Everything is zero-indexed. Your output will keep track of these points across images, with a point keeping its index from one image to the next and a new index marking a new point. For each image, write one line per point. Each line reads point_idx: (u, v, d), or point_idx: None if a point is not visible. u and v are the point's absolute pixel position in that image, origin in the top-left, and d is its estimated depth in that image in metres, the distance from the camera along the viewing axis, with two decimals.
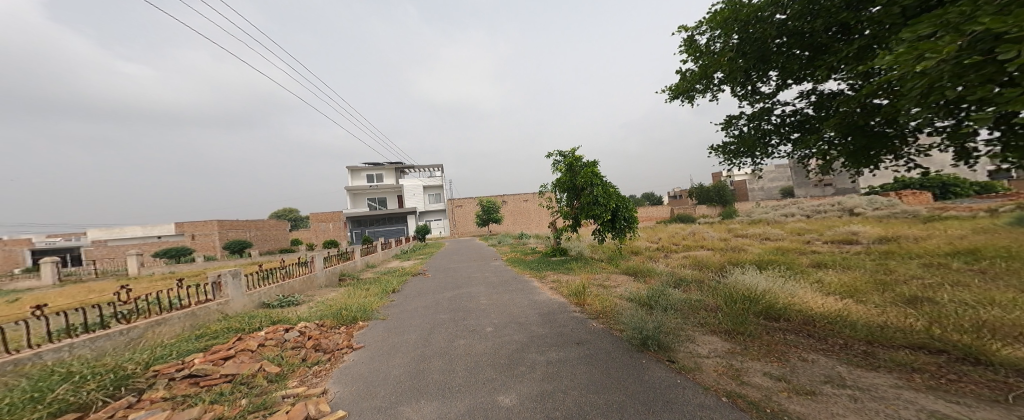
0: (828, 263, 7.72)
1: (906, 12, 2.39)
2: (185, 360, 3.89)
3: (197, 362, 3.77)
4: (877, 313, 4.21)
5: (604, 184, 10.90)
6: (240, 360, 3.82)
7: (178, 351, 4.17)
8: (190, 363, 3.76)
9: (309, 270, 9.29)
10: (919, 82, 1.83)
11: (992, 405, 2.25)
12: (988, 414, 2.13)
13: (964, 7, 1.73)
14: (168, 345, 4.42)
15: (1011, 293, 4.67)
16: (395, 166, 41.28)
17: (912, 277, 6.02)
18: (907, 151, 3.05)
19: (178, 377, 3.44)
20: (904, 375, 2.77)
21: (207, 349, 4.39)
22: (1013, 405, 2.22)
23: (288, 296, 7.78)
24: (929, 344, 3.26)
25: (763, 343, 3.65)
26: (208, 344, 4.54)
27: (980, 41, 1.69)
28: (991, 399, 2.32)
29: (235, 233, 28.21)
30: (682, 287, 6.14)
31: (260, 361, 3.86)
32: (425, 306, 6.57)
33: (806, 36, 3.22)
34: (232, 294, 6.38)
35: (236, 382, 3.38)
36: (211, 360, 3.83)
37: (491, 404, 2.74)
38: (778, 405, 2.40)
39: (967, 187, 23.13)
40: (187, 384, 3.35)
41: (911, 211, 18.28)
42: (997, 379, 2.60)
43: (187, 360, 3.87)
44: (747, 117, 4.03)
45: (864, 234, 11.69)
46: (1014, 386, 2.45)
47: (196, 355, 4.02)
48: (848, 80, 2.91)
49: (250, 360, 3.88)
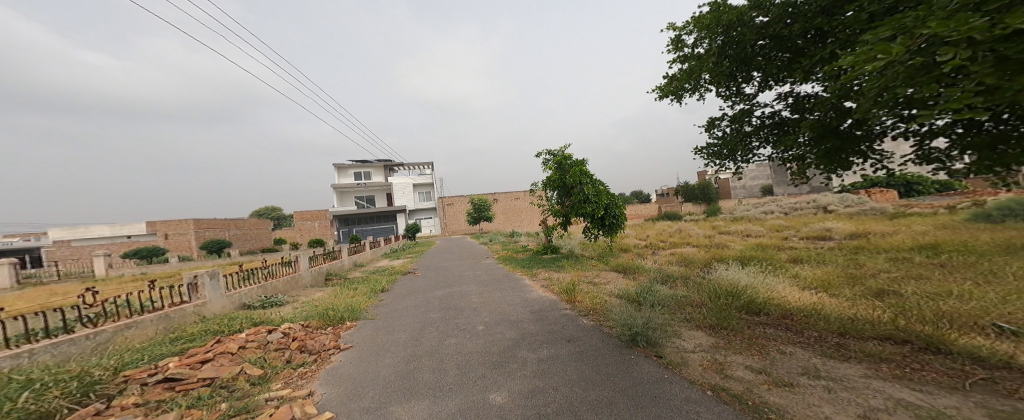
0: (805, 258, 8.07)
1: (875, 18, 2.56)
2: (158, 364, 3.73)
3: (172, 366, 3.63)
4: (849, 306, 4.44)
5: (595, 184, 10.99)
6: (219, 363, 3.70)
7: (152, 356, 4.00)
8: (164, 367, 3.62)
9: (293, 270, 9.02)
10: (876, 82, 2.01)
11: (951, 392, 2.42)
12: (947, 401, 2.29)
13: (919, 12, 1.90)
14: (140, 349, 4.25)
15: (969, 285, 5.00)
16: (384, 164, 40.42)
17: (879, 271, 6.40)
18: (874, 154, 3.25)
19: (153, 381, 3.31)
20: (873, 366, 2.94)
21: (184, 352, 4.23)
22: (969, 391, 2.39)
23: (271, 296, 7.57)
24: (895, 335, 3.47)
25: (745, 337, 3.81)
26: (185, 347, 4.38)
27: (930, 45, 1.87)
28: (950, 386, 2.50)
29: (212, 233, 26.98)
30: (669, 283, 6.33)
31: (241, 364, 3.75)
32: (415, 305, 6.50)
33: (784, 39, 3.39)
34: (210, 296, 6.17)
35: (215, 385, 3.27)
36: (187, 364, 3.70)
37: (483, 403, 2.75)
38: (760, 397, 2.50)
39: (929, 185, 24.58)
40: (162, 388, 3.23)
41: (880, 208, 19.32)
42: (956, 367, 2.80)
43: (161, 364, 3.71)
44: (730, 118, 4.16)
45: (837, 230, 12.29)
46: (971, 374, 2.65)
47: (171, 359, 3.86)
48: (822, 82, 3.06)
49: (230, 363, 3.77)
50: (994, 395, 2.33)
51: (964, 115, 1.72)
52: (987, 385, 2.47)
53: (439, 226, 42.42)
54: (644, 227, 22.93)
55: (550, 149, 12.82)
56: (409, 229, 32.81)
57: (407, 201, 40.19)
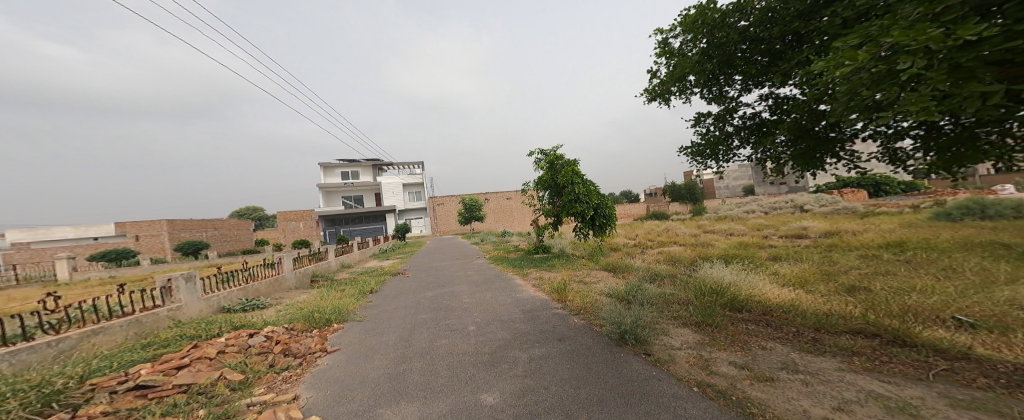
0: (783, 256, 8.39)
1: (847, 23, 2.71)
2: (129, 372, 3.55)
3: (144, 373, 3.47)
4: (823, 302, 4.65)
5: (586, 184, 11.09)
6: (196, 369, 3.56)
7: (121, 364, 3.81)
8: (135, 374, 3.45)
9: (276, 272, 8.75)
10: (846, 87, 2.14)
11: (916, 383, 2.57)
12: (913, 392, 2.43)
13: (884, 20, 2.04)
14: (107, 356, 4.04)
15: (931, 280, 5.31)
16: (371, 163, 39.65)
17: (851, 268, 6.72)
18: (846, 154, 3.43)
19: (123, 389, 3.16)
20: (845, 359, 3.09)
21: (157, 358, 4.05)
22: (932, 382, 2.55)
23: (251, 299, 7.32)
24: (865, 329, 3.65)
25: (728, 334, 3.93)
26: (158, 353, 4.19)
27: (893, 53, 1.99)
28: (915, 377, 2.65)
29: (187, 234, 25.74)
30: (657, 281, 6.47)
31: (220, 369, 3.62)
32: (403, 306, 6.41)
33: (764, 42, 3.52)
34: (185, 299, 5.91)
35: (192, 392, 3.15)
36: (161, 370, 3.55)
37: (474, 403, 2.75)
38: (743, 392, 2.59)
39: (895, 186, 25.95)
40: (133, 396, 3.08)
41: (851, 207, 20.21)
42: (920, 359, 2.97)
43: (131, 371, 3.54)
44: (712, 119, 4.29)
45: (812, 228, 12.84)
46: (933, 365, 2.82)
47: (143, 366, 3.69)
48: (799, 85, 3.20)
49: (208, 369, 3.63)
50: (954, 385, 2.49)
51: (921, 120, 1.85)
52: (947, 375, 2.64)
53: (428, 226, 41.98)
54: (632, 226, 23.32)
55: (542, 148, 12.86)
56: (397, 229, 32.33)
57: (397, 201, 39.57)
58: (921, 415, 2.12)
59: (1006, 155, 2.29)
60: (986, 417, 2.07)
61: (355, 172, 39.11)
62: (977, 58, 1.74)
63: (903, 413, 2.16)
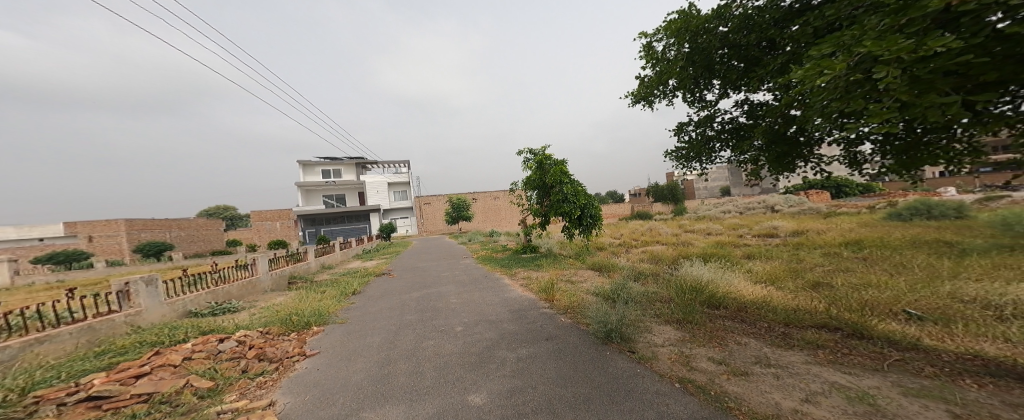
0: (756, 254, 8.81)
1: (817, 32, 2.88)
2: (80, 382, 3.28)
3: (98, 383, 3.21)
4: (792, 298, 4.92)
5: (574, 184, 11.21)
6: (158, 377, 3.33)
7: (71, 374, 3.52)
8: (87, 385, 3.18)
9: (250, 274, 8.34)
10: (821, 94, 2.26)
11: (873, 373, 2.77)
12: (870, 382, 2.61)
13: (854, 31, 2.17)
14: (55, 367, 3.72)
15: (886, 276, 5.72)
16: (354, 161, 38.48)
17: (815, 265, 7.15)
18: (815, 158, 3.63)
19: (73, 402, 2.91)
20: (812, 352, 3.27)
21: (113, 367, 3.76)
22: (887, 372, 2.75)
23: (222, 303, 6.94)
24: (828, 323, 3.89)
25: (706, 330, 4.08)
26: (114, 361, 3.90)
27: (863, 63, 2.11)
28: (872, 367, 2.85)
29: (149, 234, 24.08)
30: (641, 280, 6.63)
31: (187, 376, 3.41)
32: (388, 308, 6.25)
33: (742, 49, 3.68)
34: (146, 304, 5.55)
35: (154, 402, 2.95)
36: (118, 379, 3.29)
37: (462, 404, 2.72)
38: (720, 387, 2.70)
39: (854, 187, 27.79)
40: (85, 409, 2.85)
41: (815, 207, 21.56)
42: (876, 350, 3.19)
43: (83, 382, 3.26)
44: (695, 123, 4.43)
45: (782, 227, 13.54)
46: (887, 356, 3.04)
47: (96, 375, 3.41)
48: (773, 91, 3.37)
49: (172, 377, 3.41)
50: (905, 374, 2.70)
51: (887, 128, 1.97)
52: (900, 365, 2.85)
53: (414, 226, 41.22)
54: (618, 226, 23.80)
55: (531, 148, 12.86)
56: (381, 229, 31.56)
57: (382, 200, 38.60)
58: (879, 404, 2.28)
59: (956, 160, 2.49)
60: (932, 403, 2.25)
61: (338, 171, 37.96)
62: (937, 70, 1.88)
63: (862, 403, 2.32)
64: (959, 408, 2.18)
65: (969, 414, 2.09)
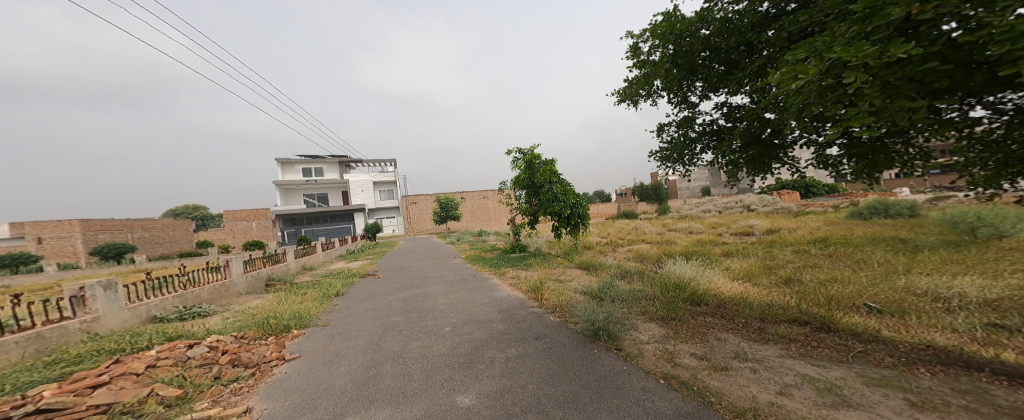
0: (734, 252, 9.17)
1: (790, 38, 3.01)
2: (28, 394, 3.02)
3: (49, 394, 2.96)
4: (766, 294, 5.14)
5: (563, 183, 11.29)
6: (119, 387, 3.12)
7: (18, 386, 3.24)
8: (37, 397, 2.93)
9: (223, 276, 7.93)
10: (796, 97, 2.36)
11: (840, 364, 2.93)
12: (837, 373, 2.77)
13: (827, 37, 2.28)
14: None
15: (849, 271, 6.09)
16: (336, 159, 37.28)
17: (788, 262, 7.52)
18: (788, 160, 3.80)
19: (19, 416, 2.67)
20: (785, 346, 3.43)
21: (67, 377, 3.49)
22: (852, 363, 2.91)
23: (191, 307, 6.57)
24: (799, 317, 4.09)
25: (689, 326, 4.21)
26: (69, 371, 3.62)
27: (834, 68, 2.22)
28: (839, 359, 3.02)
29: (109, 236, 22.52)
30: (627, 278, 6.76)
31: (152, 385, 3.21)
32: (372, 309, 6.10)
33: (723, 52, 3.81)
34: (105, 309, 5.17)
35: (115, 413, 2.75)
36: (72, 390, 3.05)
37: (450, 406, 2.68)
38: (703, 383, 2.78)
39: (822, 188, 29.41)
40: None
41: (786, 207, 22.69)
42: (841, 342, 3.39)
43: (32, 393, 3.00)
44: (678, 124, 4.54)
45: (757, 226, 14.14)
46: (851, 348, 3.23)
47: (48, 386, 3.15)
48: (751, 93, 3.51)
49: (135, 386, 3.19)
50: (868, 365, 2.87)
51: (856, 131, 2.08)
52: (863, 356, 3.04)
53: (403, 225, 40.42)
54: (605, 225, 24.19)
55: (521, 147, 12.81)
56: (368, 229, 30.70)
57: (368, 199, 37.61)
58: (845, 394, 2.41)
59: (911, 162, 2.67)
60: (891, 391, 2.40)
61: (321, 169, 36.67)
62: (901, 77, 1.99)
63: (832, 394, 2.45)
64: (914, 395, 2.34)
65: (923, 402, 2.25)
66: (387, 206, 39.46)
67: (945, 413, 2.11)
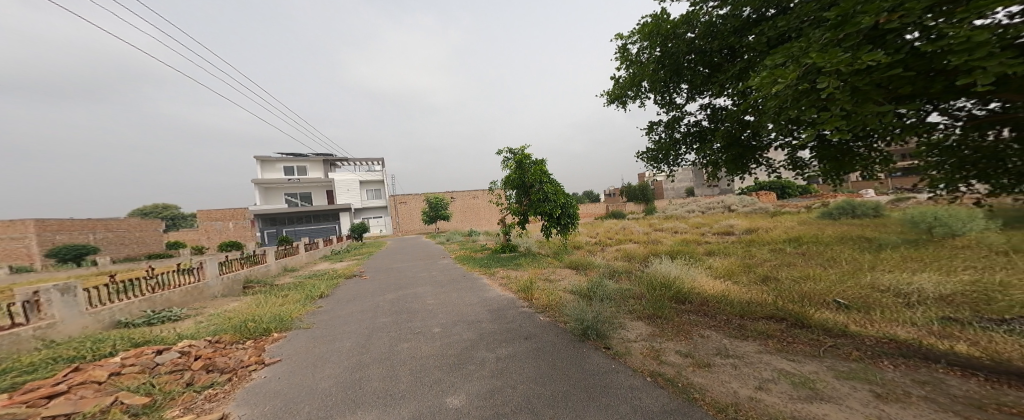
0: (716, 251, 9.45)
1: (770, 43, 3.11)
2: None
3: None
4: (746, 291, 5.32)
5: (553, 183, 11.34)
6: (80, 396, 2.91)
7: None
8: None
9: (196, 278, 7.56)
10: (775, 101, 2.45)
11: (813, 359, 3.06)
12: (811, 367, 2.89)
13: (802, 43, 2.36)
14: None
15: (820, 269, 6.40)
16: (320, 157, 36.25)
17: (765, 260, 7.81)
18: (765, 162, 3.94)
19: None
20: (764, 342, 3.56)
21: (19, 387, 3.24)
22: (824, 357, 3.05)
23: (160, 311, 6.23)
24: (776, 314, 4.25)
25: (675, 324, 4.30)
26: (22, 381, 3.36)
27: (809, 73, 2.31)
28: (812, 354, 3.15)
29: (68, 237, 21.12)
30: (616, 277, 6.85)
31: (116, 393, 3.01)
32: (358, 311, 5.95)
33: (707, 55, 3.90)
34: (63, 314, 4.83)
35: None
36: (26, 400, 2.83)
37: (439, 407, 2.64)
38: (687, 379, 2.85)
39: (796, 189, 30.75)
40: None
41: (763, 207, 23.61)
42: (814, 337, 3.54)
43: None
44: (664, 124, 4.63)
45: (737, 226, 14.64)
46: (822, 343, 3.39)
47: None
48: (732, 96, 3.61)
49: (98, 395, 2.99)
50: (839, 359, 3.01)
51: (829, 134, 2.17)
52: (833, 351, 3.18)
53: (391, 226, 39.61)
54: (594, 225, 24.50)
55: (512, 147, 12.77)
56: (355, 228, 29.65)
57: (354, 198, 36.68)
58: (818, 388, 2.52)
59: (871, 163, 2.83)
60: (859, 384, 2.53)
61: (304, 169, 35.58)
62: (870, 83, 2.08)
63: (806, 387, 2.55)
64: (879, 387, 2.47)
65: (887, 393, 2.37)
66: (374, 206, 38.53)
67: (905, 403, 2.24)
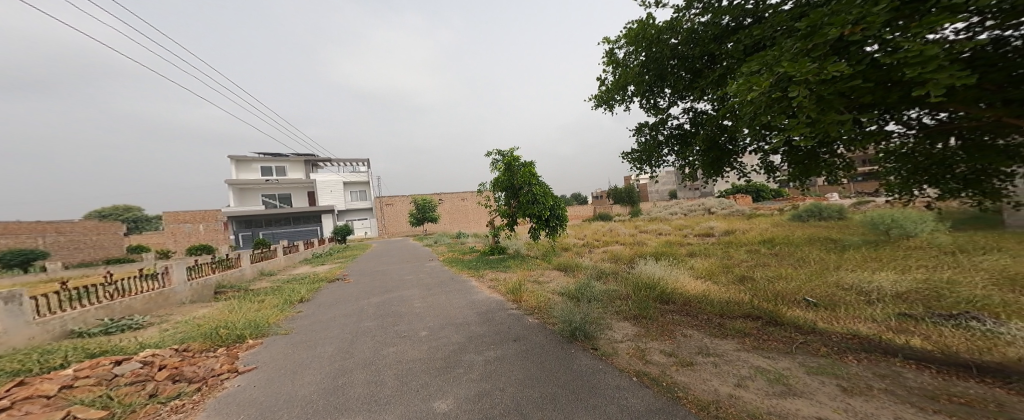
0: (697, 252, 9.75)
1: (746, 50, 3.23)
2: None
3: None
4: (726, 291, 5.49)
5: (542, 185, 11.40)
6: (25, 411, 2.65)
7: None
8: None
9: (162, 284, 7.10)
10: (749, 108, 2.53)
11: (785, 355, 3.18)
12: (784, 363, 3.00)
13: (776, 52, 2.44)
14: None
15: (792, 269, 6.71)
16: (301, 158, 35.11)
17: (743, 260, 8.13)
18: (740, 166, 4.08)
19: None
20: (741, 340, 3.67)
21: None
22: (796, 354, 3.17)
23: (120, 319, 5.80)
24: (752, 313, 4.40)
25: (659, 324, 4.38)
26: None
27: (780, 82, 2.40)
28: (785, 350, 3.28)
29: (16, 240, 19.51)
30: (603, 278, 6.94)
31: (67, 408, 2.76)
32: (339, 315, 5.74)
33: (690, 60, 4.03)
34: (7, 325, 4.41)
35: None
36: None
37: (427, 411, 2.57)
38: (671, 378, 2.89)
39: (770, 193, 32.23)
40: None
41: (740, 210, 24.61)
42: (787, 334, 3.69)
43: None
44: (649, 127, 4.73)
45: (716, 228, 15.18)
46: (794, 339, 3.53)
47: None
48: (712, 101, 3.73)
49: (46, 410, 2.73)
50: (810, 355, 3.14)
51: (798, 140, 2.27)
52: (804, 347, 3.32)
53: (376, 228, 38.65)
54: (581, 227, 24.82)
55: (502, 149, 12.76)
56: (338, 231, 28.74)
57: (336, 200, 35.69)
58: (791, 383, 2.61)
59: (832, 169, 2.98)
60: (827, 379, 2.64)
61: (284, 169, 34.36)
62: (833, 92, 2.16)
63: (780, 383, 2.63)
64: (845, 381, 2.59)
65: (852, 387, 2.49)
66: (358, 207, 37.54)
67: (867, 396, 2.35)
